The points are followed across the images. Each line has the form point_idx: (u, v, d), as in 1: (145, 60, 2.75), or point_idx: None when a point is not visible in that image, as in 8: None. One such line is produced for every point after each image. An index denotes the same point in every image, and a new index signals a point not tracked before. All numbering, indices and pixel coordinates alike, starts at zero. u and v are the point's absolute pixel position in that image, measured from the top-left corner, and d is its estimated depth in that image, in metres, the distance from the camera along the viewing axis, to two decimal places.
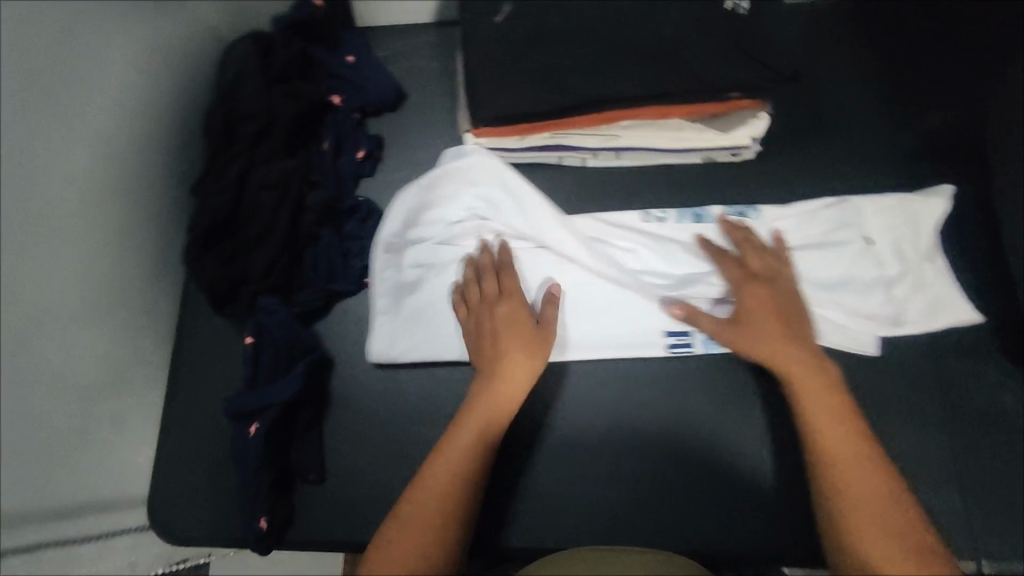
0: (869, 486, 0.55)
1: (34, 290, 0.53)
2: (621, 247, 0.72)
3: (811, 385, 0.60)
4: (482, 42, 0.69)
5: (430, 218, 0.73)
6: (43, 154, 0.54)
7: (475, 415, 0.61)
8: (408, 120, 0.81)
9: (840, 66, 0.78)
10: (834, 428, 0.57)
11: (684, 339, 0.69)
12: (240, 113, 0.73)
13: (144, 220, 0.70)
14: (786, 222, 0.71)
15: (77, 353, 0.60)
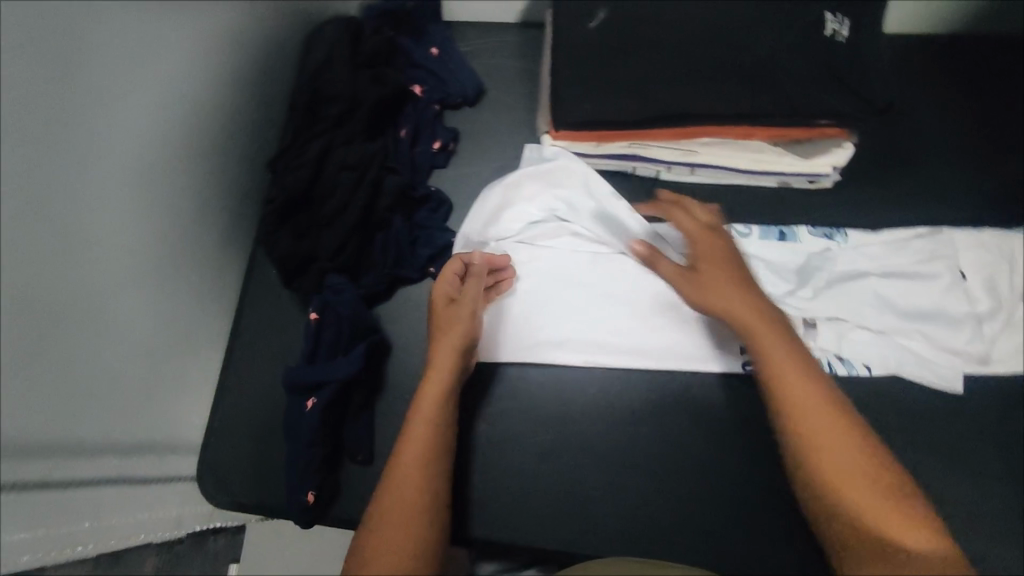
0: (869, 482, 0.50)
1: (100, 253, 0.54)
2: None
3: (791, 368, 0.54)
4: (574, 46, 0.69)
5: (509, 218, 0.74)
6: (121, 119, 0.55)
7: (429, 388, 0.61)
8: (484, 115, 0.82)
9: (923, 104, 0.77)
10: (820, 414, 0.52)
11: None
12: (327, 93, 0.75)
13: (222, 187, 0.71)
14: (874, 249, 0.71)
15: (145, 305, 0.60)
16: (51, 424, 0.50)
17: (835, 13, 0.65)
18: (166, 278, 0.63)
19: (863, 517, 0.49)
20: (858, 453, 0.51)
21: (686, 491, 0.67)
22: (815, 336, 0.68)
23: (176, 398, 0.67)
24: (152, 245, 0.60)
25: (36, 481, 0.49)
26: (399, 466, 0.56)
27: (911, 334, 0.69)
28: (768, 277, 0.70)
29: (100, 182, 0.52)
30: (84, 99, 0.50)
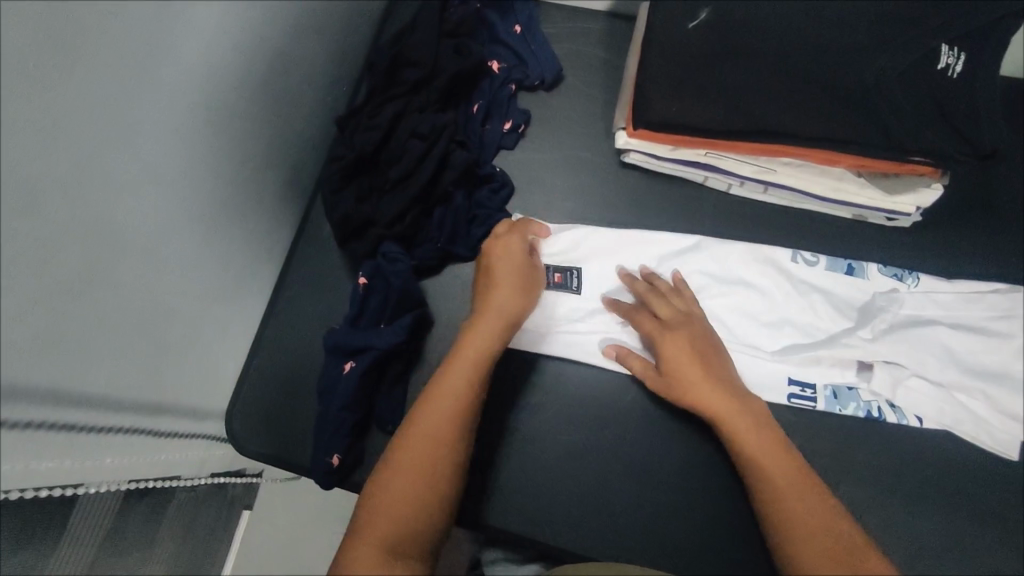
0: (823, 520, 0.54)
1: (183, 192, 0.53)
2: (763, 284, 0.70)
3: (738, 415, 0.59)
4: (668, 45, 0.67)
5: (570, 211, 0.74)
6: (224, 56, 0.53)
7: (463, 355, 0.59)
8: (559, 101, 0.80)
9: (1016, 156, 0.74)
10: (782, 464, 0.57)
11: (808, 393, 0.66)
12: (408, 57, 0.74)
13: (290, 136, 0.71)
14: (942, 296, 0.69)
15: (210, 244, 0.60)
16: (120, 353, 0.50)
17: (951, 46, 0.62)
18: (232, 219, 0.63)
19: (826, 553, 0.51)
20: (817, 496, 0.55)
21: (717, 514, 0.64)
22: (868, 378, 0.67)
23: (221, 341, 0.67)
24: (227, 186, 0.59)
25: (100, 405, 0.49)
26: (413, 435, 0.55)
27: (969, 391, 0.66)
28: (830, 311, 0.69)
29: (196, 116, 0.52)
30: (189, 27, 0.49)
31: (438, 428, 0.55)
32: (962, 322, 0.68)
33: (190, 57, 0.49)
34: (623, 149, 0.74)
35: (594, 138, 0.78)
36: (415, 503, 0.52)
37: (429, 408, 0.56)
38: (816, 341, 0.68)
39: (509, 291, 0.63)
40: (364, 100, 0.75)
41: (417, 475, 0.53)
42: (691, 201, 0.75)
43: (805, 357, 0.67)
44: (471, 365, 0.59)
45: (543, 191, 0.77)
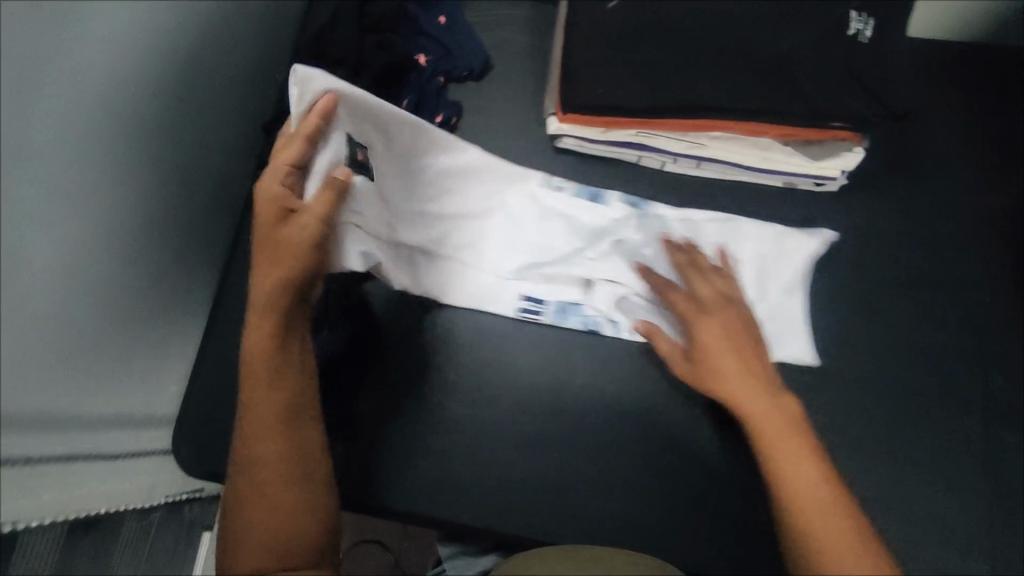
0: (820, 490, 0.52)
1: (93, 210, 0.50)
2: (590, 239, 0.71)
3: (762, 404, 0.56)
4: (590, 27, 0.67)
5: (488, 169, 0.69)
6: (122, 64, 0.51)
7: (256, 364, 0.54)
8: (489, 91, 0.79)
9: (938, 112, 0.75)
10: (799, 448, 0.54)
11: (538, 307, 0.71)
12: (329, 57, 0.73)
13: (214, 145, 0.69)
14: (753, 243, 0.70)
15: (140, 263, 0.59)
16: (64, 380, 0.49)
17: (860, 13, 0.64)
18: (160, 236, 0.61)
19: (832, 530, 0.50)
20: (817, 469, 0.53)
21: (668, 487, 0.66)
22: (590, 293, 0.71)
23: (156, 361, 0.65)
24: (153, 203, 0.58)
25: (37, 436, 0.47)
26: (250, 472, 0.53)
27: (903, 346, 0.68)
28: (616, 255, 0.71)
29: (100, 129, 0.49)
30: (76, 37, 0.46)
31: (264, 447, 0.53)
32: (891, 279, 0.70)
33: (95, 72, 0.48)
34: (554, 133, 0.73)
35: (526, 126, 0.78)
36: (288, 506, 0.53)
37: (247, 424, 0.54)
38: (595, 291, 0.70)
39: (271, 256, 0.52)
40: (288, 104, 0.73)
41: (278, 483, 0.53)
42: (626, 180, 0.75)
43: (549, 282, 0.71)
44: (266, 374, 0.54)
45: None
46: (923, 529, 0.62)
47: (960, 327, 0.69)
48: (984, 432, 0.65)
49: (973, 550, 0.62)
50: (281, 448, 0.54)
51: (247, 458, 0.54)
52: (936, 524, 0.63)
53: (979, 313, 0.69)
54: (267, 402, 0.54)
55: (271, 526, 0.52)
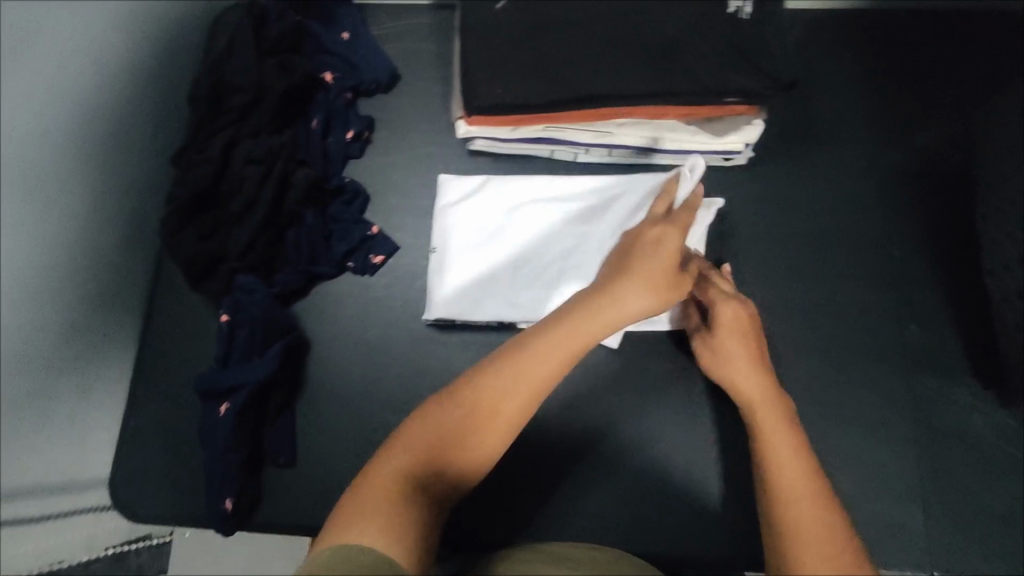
0: (795, 447, 0.55)
1: None
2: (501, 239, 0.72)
3: (760, 378, 0.60)
4: (481, 29, 0.67)
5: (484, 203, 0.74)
6: None
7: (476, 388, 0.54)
8: (399, 102, 0.79)
9: (837, 78, 0.77)
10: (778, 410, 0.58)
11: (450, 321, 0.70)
12: (230, 82, 0.73)
13: (120, 185, 0.68)
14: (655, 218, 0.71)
15: (38, 313, 0.58)
16: None
17: None
18: (65, 283, 0.61)
19: (796, 480, 0.53)
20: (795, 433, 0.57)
21: (607, 473, 0.67)
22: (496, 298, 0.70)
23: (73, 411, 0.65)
24: (39, 253, 0.58)
25: None
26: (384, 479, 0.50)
27: (823, 308, 0.69)
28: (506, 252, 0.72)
29: None
30: None
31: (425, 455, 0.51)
32: (805, 245, 0.71)
33: None
34: (465, 137, 0.74)
35: (439, 132, 0.78)
36: (445, 480, 0.52)
37: (408, 431, 0.53)
38: (489, 293, 0.70)
39: (583, 320, 0.56)
40: (192, 133, 0.72)
41: (420, 466, 0.51)
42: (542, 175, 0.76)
43: (459, 294, 0.70)
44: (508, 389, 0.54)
45: (399, 194, 0.76)
46: (855, 485, 0.64)
47: (875, 283, 0.70)
48: (908, 383, 0.67)
49: (903, 499, 0.64)
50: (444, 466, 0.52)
51: (413, 439, 0.52)
52: (865, 478, 0.64)
53: (892, 268, 0.70)
54: (475, 406, 0.53)
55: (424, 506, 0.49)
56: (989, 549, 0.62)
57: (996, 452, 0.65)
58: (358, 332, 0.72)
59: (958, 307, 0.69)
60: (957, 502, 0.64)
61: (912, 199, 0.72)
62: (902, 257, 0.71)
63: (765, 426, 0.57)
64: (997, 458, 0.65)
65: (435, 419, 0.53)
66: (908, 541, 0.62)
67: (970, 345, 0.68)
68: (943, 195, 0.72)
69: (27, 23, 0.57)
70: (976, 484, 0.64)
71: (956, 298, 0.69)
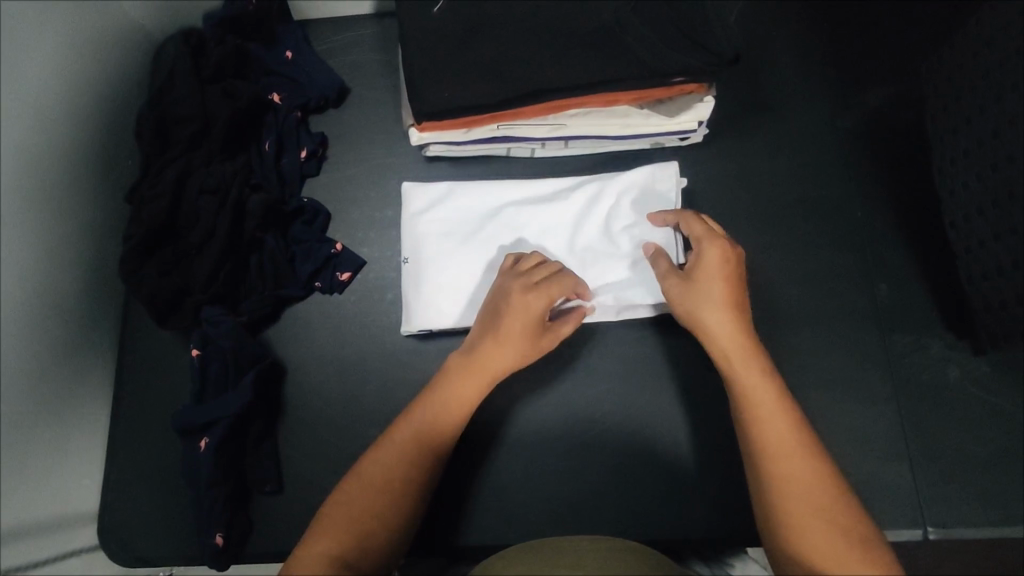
0: (795, 435, 0.55)
1: None
2: (472, 244, 0.72)
3: (748, 353, 0.59)
4: (422, 34, 0.67)
5: (450, 209, 0.73)
6: None
7: (420, 419, 0.60)
8: (351, 116, 0.79)
9: (784, 45, 0.77)
10: (772, 393, 0.57)
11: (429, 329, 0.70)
12: (175, 115, 0.72)
13: (76, 229, 0.67)
14: (622, 205, 0.71)
15: (10, 366, 0.57)
16: None
17: None
18: (29, 332, 0.60)
19: (797, 472, 0.54)
20: (789, 419, 0.56)
21: (596, 463, 0.67)
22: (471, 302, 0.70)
23: (57, 460, 0.64)
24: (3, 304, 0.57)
25: None
26: (352, 500, 0.56)
27: (791, 277, 0.69)
28: (486, 248, 0.71)
29: None
30: None
31: (385, 479, 0.57)
32: (769, 215, 0.72)
33: None
34: (420, 144, 0.73)
35: (393, 142, 0.78)
36: (394, 510, 0.57)
37: (374, 456, 0.59)
38: (475, 291, 0.70)
39: (498, 347, 0.61)
40: (143, 170, 0.71)
41: (380, 500, 0.56)
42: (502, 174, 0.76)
43: (435, 303, 0.70)
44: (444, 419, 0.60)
45: (360, 208, 0.76)
46: (839, 448, 0.64)
47: (840, 246, 0.70)
48: (882, 342, 0.67)
49: (889, 455, 0.64)
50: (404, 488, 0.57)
51: (365, 475, 0.58)
52: (849, 439, 0.65)
53: (856, 229, 0.71)
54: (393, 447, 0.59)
55: (386, 520, 0.56)
56: (976, 494, 0.63)
57: (973, 399, 0.65)
58: (333, 351, 0.71)
59: (924, 261, 0.69)
60: (940, 453, 0.64)
61: (867, 160, 0.73)
62: (864, 217, 0.71)
63: (762, 415, 0.56)
64: (974, 405, 0.65)
65: (375, 458, 0.58)
66: (898, 496, 0.63)
67: (939, 298, 0.68)
68: (898, 152, 0.73)
69: None
70: (957, 434, 0.65)
71: (921, 252, 0.70)
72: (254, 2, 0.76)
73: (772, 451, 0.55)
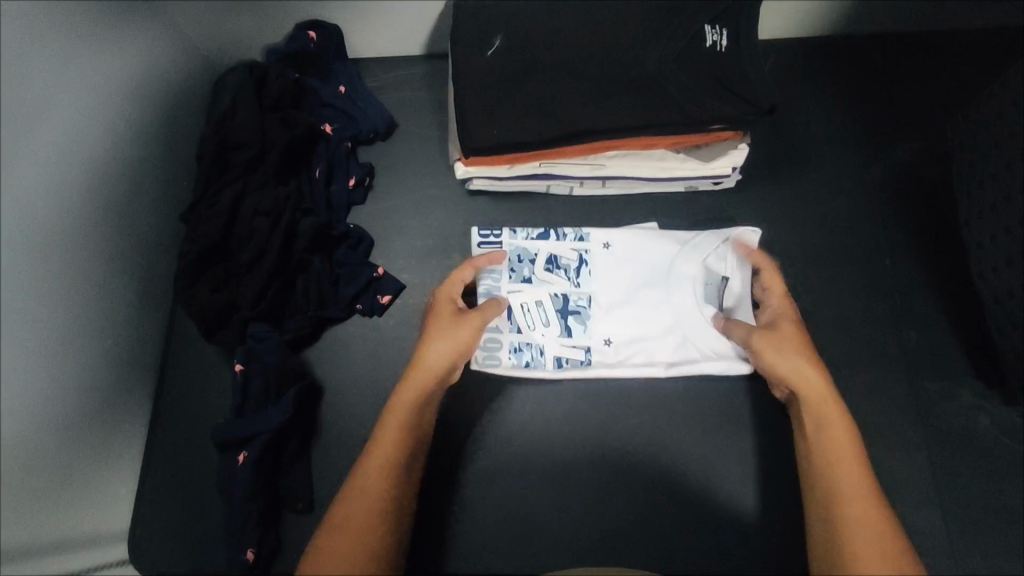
0: (862, 481, 0.57)
1: (22, 333, 0.54)
2: (555, 300, 0.74)
3: (823, 385, 0.61)
4: (473, 76, 0.71)
5: (545, 267, 0.75)
6: (34, 195, 0.56)
7: (394, 425, 0.61)
8: (398, 149, 0.83)
9: (813, 100, 0.80)
10: (845, 444, 0.59)
11: (492, 355, 0.71)
12: (234, 139, 0.76)
13: (134, 243, 0.70)
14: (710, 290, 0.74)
15: (71, 372, 0.60)
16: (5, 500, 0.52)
17: (713, 25, 0.70)
18: (84, 340, 0.62)
19: (861, 502, 0.56)
20: (869, 483, 0.57)
21: (626, 495, 0.68)
22: (551, 356, 0.72)
23: (102, 469, 0.66)
24: (70, 313, 0.60)
25: None
26: (343, 519, 0.56)
27: (823, 321, 0.71)
28: (575, 313, 0.74)
29: (20, 259, 0.54)
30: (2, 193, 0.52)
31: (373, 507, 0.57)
32: (800, 259, 0.74)
33: (17, 214, 0.54)
34: (464, 178, 0.76)
35: (437, 175, 0.81)
36: (377, 527, 0.56)
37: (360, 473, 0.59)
38: (558, 345, 0.72)
39: (440, 339, 0.64)
40: (200, 190, 0.75)
41: (363, 522, 0.56)
42: (680, 235, 0.75)
43: (508, 343, 0.72)
44: (406, 424, 0.61)
45: (403, 237, 0.79)
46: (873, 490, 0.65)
47: (871, 292, 0.72)
48: (913, 389, 0.68)
49: (919, 502, 0.64)
50: (386, 516, 0.57)
51: (353, 498, 0.57)
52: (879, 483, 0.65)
53: (885, 276, 0.73)
54: (383, 455, 0.59)
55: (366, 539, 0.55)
56: (1009, 545, 0.63)
57: (1006, 448, 0.66)
58: (371, 373, 0.73)
59: (952, 310, 0.71)
60: (972, 502, 0.64)
61: (895, 212, 0.75)
62: (894, 265, 0.73)
63: (816, 434, 0.60)
64: (1007, 452, 0.66)
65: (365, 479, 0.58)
66: (928, 540, 0.63)
67: (968, 347, 0.70)
68: (924, 205, 0.76)
69: (68, 99, 0.61)
70: (989, 483, 0.65)
71: (950, 300, 0.72)
72: (315, 39, 0.78)
73: (839, 498, 0.57)
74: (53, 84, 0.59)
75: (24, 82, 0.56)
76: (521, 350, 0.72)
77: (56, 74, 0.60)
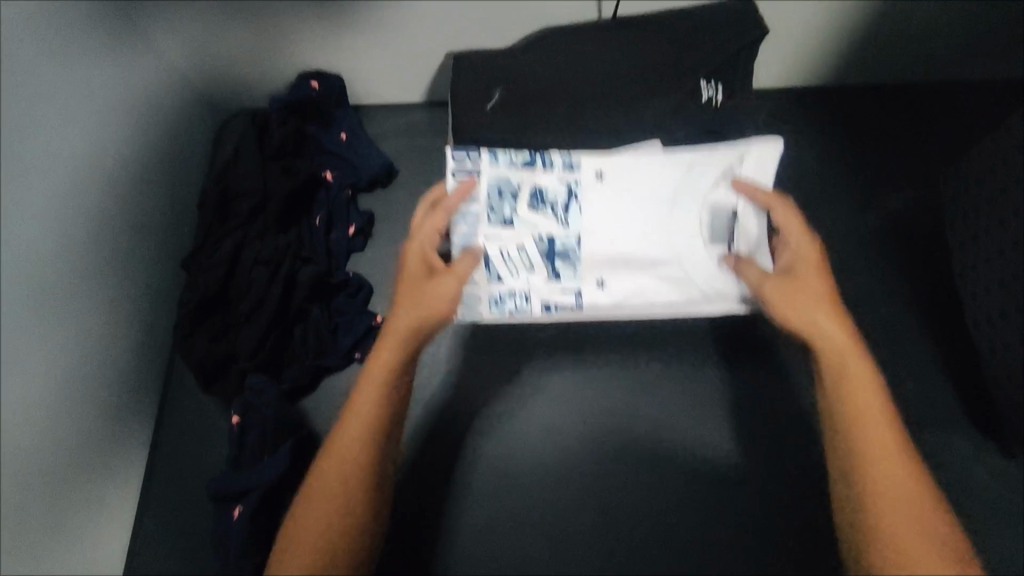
0: (886, 446, 0.52)
1: (21, 395, 0.54)
2: (537, 246, 0.66)
3: (843, 349, 0.55)
4: (474, 128, 0.72)
5: (532, 180, 0.66)
6: (37, 255, 0.56)
7: (367, 397, 0.55)
8: (398, 196, 0.84)
9: (809, 149, 0.81)
10: (876, 416, 0.53)
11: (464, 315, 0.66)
12: (236, 189, 0.77)
13: (135, 293, 0.71)
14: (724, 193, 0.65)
15: (68, 429, 0.60)
16: None
17: (710, 80, 0.70)
18: (82, 395, 0.62)
19: (891, 471, 0.51)
20: (909, 468, 0.52)
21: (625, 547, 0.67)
22: (533, 304, 0.66)
23: (95, 523, 0.65)
24: (70, 369, 0.60)
25: None
26: (303, 513, 0.52)
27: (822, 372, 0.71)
28: (562, 231, 0.66)
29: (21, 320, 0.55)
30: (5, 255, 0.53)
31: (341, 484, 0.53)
32: None
33: (19, 276, 0.54)
34: None
35: None
36: (351, 503, 0.53)
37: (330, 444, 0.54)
38: (542, 283, 0.66)
39: (416, 300, 0.58)
40: (201, 239, 0.75)
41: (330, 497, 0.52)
42: (682, 152, 0.65)
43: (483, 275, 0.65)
44: (379, 390, 0.55)
45: None
46: None
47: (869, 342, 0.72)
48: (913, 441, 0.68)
49: None
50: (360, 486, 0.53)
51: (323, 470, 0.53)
52: None
53: (882, 326, 0.73)
54: (355, 423, 0.54)
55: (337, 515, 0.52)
56: None
57: (1006, 502, 0.66)
58: None
59: (951, 360, 0.71)
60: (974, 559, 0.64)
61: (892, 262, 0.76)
62: (890, 314, 0.74)
63: (840, 407, 0.54)
64: (1008, 508, 0.65)
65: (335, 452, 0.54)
66: None
67: (967, 398, 0.70)
68: (919, 254, 0.76)
69: (74, 156, 0.62)
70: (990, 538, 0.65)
71: (947, 350, 0.72)
72: (317, 89, 0.79)
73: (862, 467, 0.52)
74: (59, 143, 0.60)
75: (31, 144, 0.56)
76: (504, 299, 0.66)
77: (63, 133, 0.60)
